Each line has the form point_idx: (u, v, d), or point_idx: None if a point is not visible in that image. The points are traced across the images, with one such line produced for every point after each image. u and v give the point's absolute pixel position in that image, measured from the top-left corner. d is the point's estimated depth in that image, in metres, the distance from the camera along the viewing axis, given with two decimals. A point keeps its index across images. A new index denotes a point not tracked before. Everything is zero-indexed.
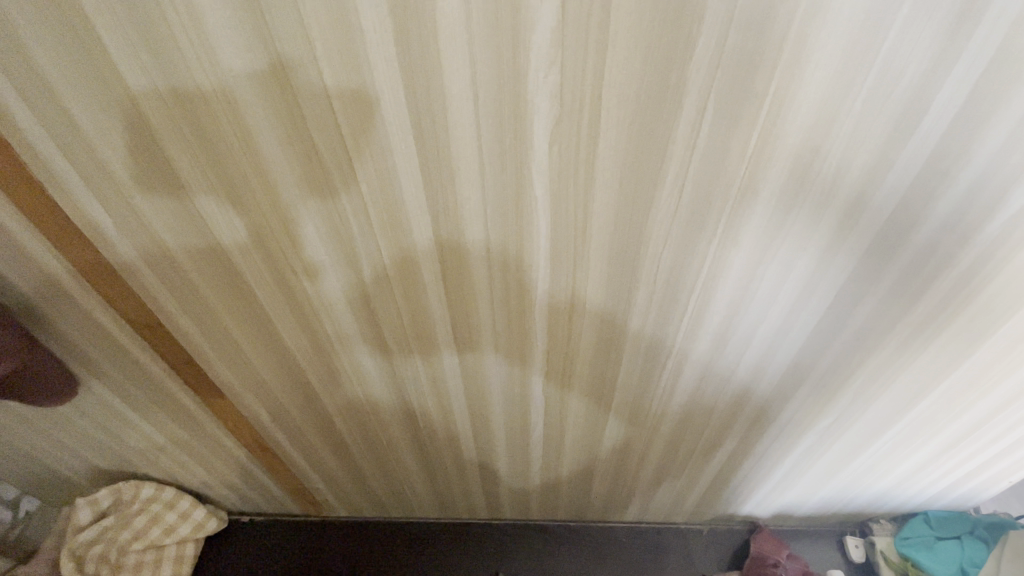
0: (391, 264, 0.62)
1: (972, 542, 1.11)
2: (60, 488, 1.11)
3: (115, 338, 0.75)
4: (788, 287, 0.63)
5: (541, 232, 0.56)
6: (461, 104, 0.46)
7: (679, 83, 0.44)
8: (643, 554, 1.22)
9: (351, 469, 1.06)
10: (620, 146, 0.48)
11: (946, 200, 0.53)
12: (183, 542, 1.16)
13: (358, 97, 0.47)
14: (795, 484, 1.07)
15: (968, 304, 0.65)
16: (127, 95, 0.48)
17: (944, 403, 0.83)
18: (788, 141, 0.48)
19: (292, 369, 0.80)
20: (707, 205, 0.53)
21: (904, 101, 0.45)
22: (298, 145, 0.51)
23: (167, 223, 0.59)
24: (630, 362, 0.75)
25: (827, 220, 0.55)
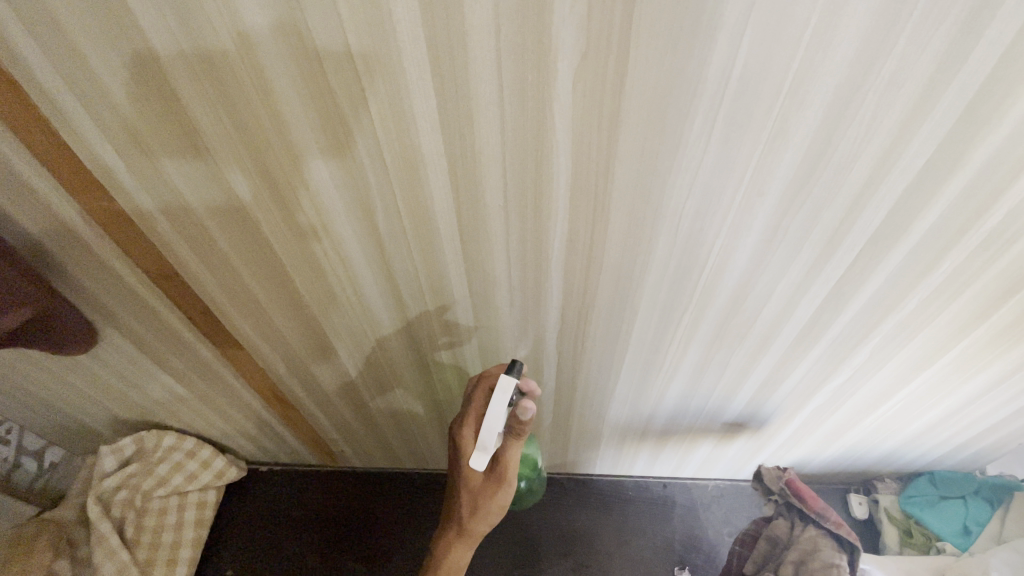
0: (406, 212, 0.61)
1: (977, 502, 1.10)
2: (83, 438, 1.15)
3: (134, 288, 0.76)
4: (813, 240, 0.61)
5: (562, 180, 0.55)
6: (482, 37, 0.44)
7: (713, 15, 0.41)
8: (650, 507, 1.25)
9: (366, 421, 1.08)
10: (647, 86, 0.46)
11: (983, 150, 0.50)
12: (205, 489, 1.20)
13: (373, 31, 0.44)
14: (804, 441, 1.09)
15: (992, 267, 0.63)
16: (137, 32, 0.46)
17: (958, 365, 0.82)
18: (822, 82, 0.45)
19: (308, 320, 0.80)
20: (734, 150, 0.51)
21: (950, 40, 0.42)
22: (311, 85, 0.49)
23: (182, 169, 0.58)
24: (646, 316, 0.75)
25: (858, 169, 0.52)
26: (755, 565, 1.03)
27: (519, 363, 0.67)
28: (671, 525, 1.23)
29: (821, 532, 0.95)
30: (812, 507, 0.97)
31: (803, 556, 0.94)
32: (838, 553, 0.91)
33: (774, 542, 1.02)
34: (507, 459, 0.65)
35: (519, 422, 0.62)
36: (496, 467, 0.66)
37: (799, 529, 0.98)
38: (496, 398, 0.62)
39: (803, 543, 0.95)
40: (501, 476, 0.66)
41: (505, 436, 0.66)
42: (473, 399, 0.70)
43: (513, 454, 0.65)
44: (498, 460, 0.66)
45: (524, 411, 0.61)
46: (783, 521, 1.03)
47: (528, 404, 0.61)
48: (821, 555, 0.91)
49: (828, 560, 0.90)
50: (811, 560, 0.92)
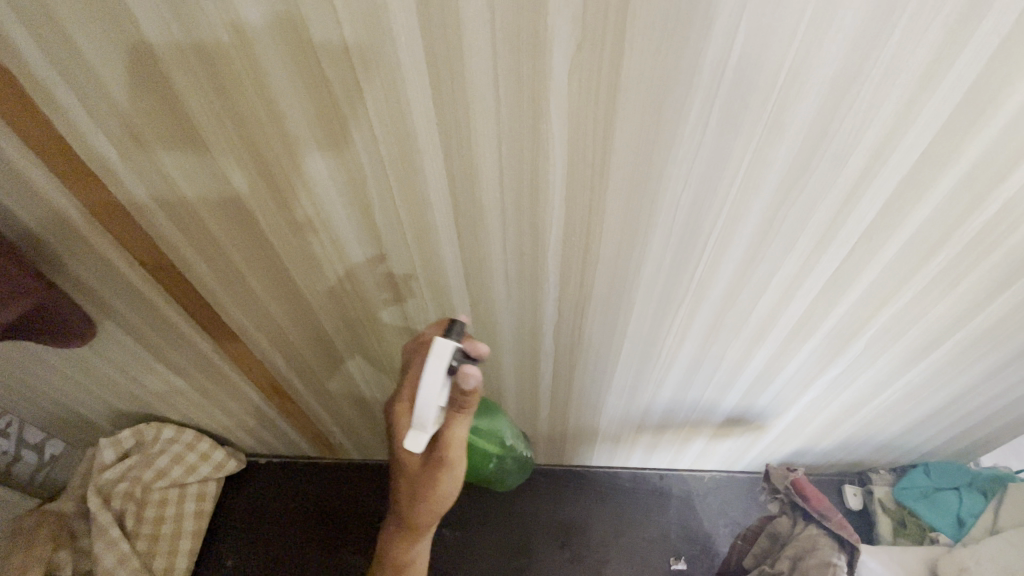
0: (403, 204, 0.61)
1: (970, 494, 1.11)
2: (82, 431, 1.15)
3: (131, 281, 0.76)
4: (809, 232, 0.61)
5: (558, 172, 0.55)
6: (477, 29, 0.44)
7: (709, 6, 0.41)
8: (646, 498, 1.26)
9: (364, 414, 1.09)
10: (643, 78, 0.46)
11: (979, 140, 0.50)
12: (205, 481, 1.21)
13: (369, 22, 0.44)
14: (800, 433, 1.09)
15: (987, 258, 0.63)
16: (132, 22, 0.46)
17: (953, 355, 0.83)
18: (819, 72, 0.45)
19: (306, 313, 0.81)
20: (730, 142, 0.51)
21: (946, 30, 0.42)
22: (308, 76, 0.49)
23: (178, 161, 0.58)
24: (642, 307, 0.75)
25: (854, 161, 0.53)
26: (755, 559, 1.05)
27: (458, 323, 0.63)
28: (667, 517, 1.24)
29: (822, 531, 0.97)
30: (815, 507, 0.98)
31: (801, 553, 0.96)
32: (834, 552, 0.93)
33: (774, 538, 1.04)
34: (451, 437, 0.59)
35: (461, 392, 0.57)
36: (439, 447, 0.60)
37: (799, 527, 1.00)
38: (434, 366, 0.56)
39: (802, 540, 0.97)
40: (445, 458, 0.60)
41: (446, 412, 0.60)
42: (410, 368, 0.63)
43: (456, 432, 0.59)
44: (440, 440, 0.60)
45: (466, 377, 0.55)
46: (786, 518, 1.04)
47: (470, 371, 0.56)
48: (818, 552, 0.94)
49: (825, 559, 0.93)
50: (808, 556, 0.95)
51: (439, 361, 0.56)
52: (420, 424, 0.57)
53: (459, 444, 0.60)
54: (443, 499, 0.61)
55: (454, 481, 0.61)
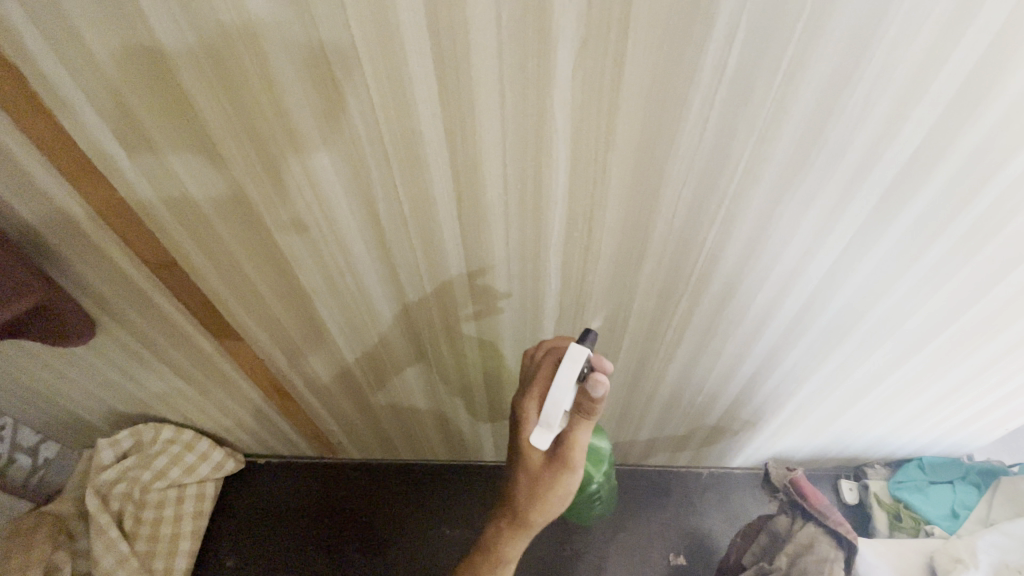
0: (407, 200, 0.61)
1: (964, 487, 1.14)
2: (79, 431, 1.15)
3: (133, 278, 0.76)
4: (806, 227, 0.62)
5: (561, 168, 0.56)
6: (483, 25, 0.44)
7: (711, 3, 0.42)
8: (645, 494, 1.27)
9: (364, 413, 1.09)
10: (646, 74, 0.47)
11: (971, 137, 0.51)
12: (203, 481, 1.21)
13: (376, 18, 0.45)
14: (797, 428, 1.10)
15: (979, 252, 0.64)
16: (140, 18, 0.46)
17: (946, 350, 0.84)
18: (817, 70, 0.46)
19: (308, 311, 0.81)
20: (730, 137, 0.52)
21: (940, 28, 0.43)
22: (314, 72, 0.49)
23: (182, 157, 0.58)
24: (642, 304, 0.76)
25: (851, 155, 0.53)
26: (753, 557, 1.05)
27: (591, 330, 0.63)
28: (666, 513, 1.25)
29: (820, 529, 1.00)
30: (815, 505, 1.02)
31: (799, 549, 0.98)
32: (833, 550, 0.96)
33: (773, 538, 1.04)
34: (575, 440, 0.61)
35: (588, 399, 0.58)
36: (563, 447, 0.62)
37: (798, 525, 1.02)
38: (567, 370, 0.58)
39: (801, 537, 0.99)
40: (568, 458, 0.62)
41: (572, 415, 0.61)
42: (540, 369, 0.64)
43: (580, 434, 0.61)
44: (565, 441, 0.62)
45: (597, 387, 0.56)
46: (784, 517, 1.06)
47: (601, 380, 0.56)
48: (818, 549, 0.96)
49: (824, 555, 0.96)
50: (808, 553, 0.97)
51: (573, 367, 0.58)
52: (546, 425, 0.59)
53: (582, 446, 0.62)
54: (565, 494, 0.64)
55: (575, 478, 0.64)
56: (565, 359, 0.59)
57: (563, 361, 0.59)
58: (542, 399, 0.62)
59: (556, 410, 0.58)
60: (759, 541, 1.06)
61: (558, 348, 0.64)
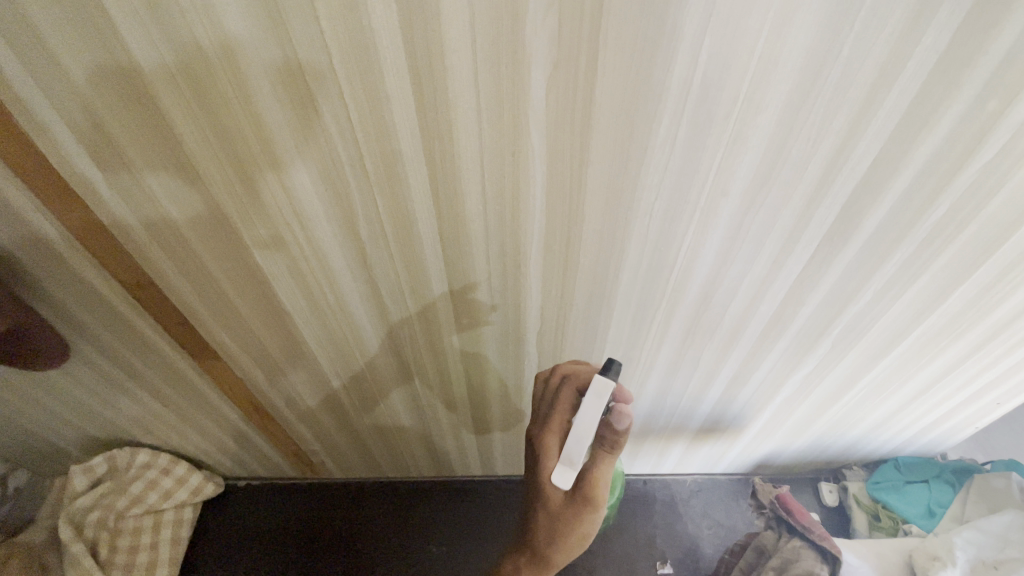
0: (387, 218, 0.62)
1: (939, 486, 1.17)
2: (51, 458, 1.11)
3: (108, 300, 0.75)
4: (775, 236, 0.64)
5: (538, 183, 0.57)
6: (459, 47, 0.46)
7: (675, 25, 0.44)
8: (632, 503, 1.28)
9: (347, 431, 1.08)
10: (616, 93, 0.49)
11: (924, 148, 0.54)
12: (181, 506, 1.18)
13: (354, 41, 0.46)
14: (776, 433, 1.12)
15: (939, 256, 0.68)
16: (118, 40, 0.47)
17: (915, 351, 0.87)
18: (777, 89, 0.49)
19: (288, 329, 0.80)
20: (698, 152, 0.54)
21: (889, 47, 0.46)
22: (292, 93, 0.50)
23: (161, 179, 0.58)
24: (622, 314, 0.77)
25: (812, 169, 0.56)
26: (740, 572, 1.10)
27: (613, 362, 0.63)
28: (652, 522, 1.26)
29: (805, 544, 1.05)
30: (799, 521, 1.09)
31: (785, 563, 1.04)
32: (817, 563, 1.01)
33: (760, 551, 1.11)
34: (597, 476, 0.61)
35: (612, 431, 0.60)
36: (585, 486, 0.61)
37: (784, 539, 1.09)
38: (592, 404, 0.60)
39: (786, 552, 1.05)
40: (590, 496, 0.61)
41: (594, 451, 0.63)
42: (561, 402, 0.66)
43: (602, 470, 0.61)
44: (587, 478, 0.61)
45: (622, 418, 0.59)
46: (771, 533, 1.13)
47: (624, 412, 0.60)
48: (802, 563, 1.01)
49: (810, 569, 1.00)
50: (792, 567, 1.02)
51: (598, 400, 0.60)
52: (568, 461, 0.61)
53: (603, 485, 0.62)
54: (583, 535, 0.63)
55: (594, 518, 0.63)
56: (589, 393, 0.61)
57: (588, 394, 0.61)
58: (562, 434, 0.64)
59: (578, 447, 0.60)
60: (747, 555, 1.12)
61: (580, 381, 0.67)
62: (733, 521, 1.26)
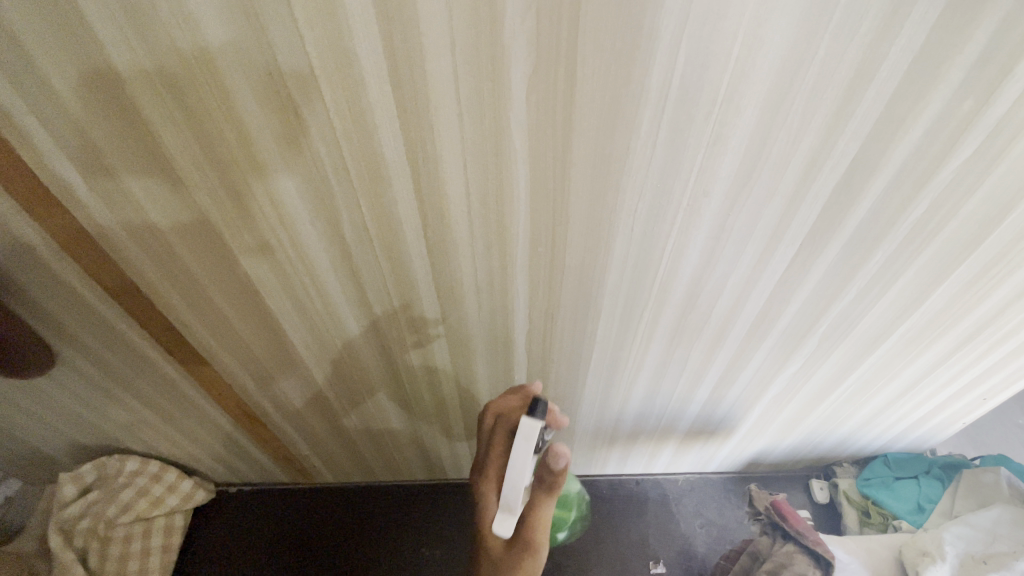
0: (372, 221, 0.62)
1: (929, 480, 1.17)
2: (39, 467, 1.10)
3: (93, 306, 0.75)
4: (757, 236, 0.65)
5: (521, 185, 0.57)
6: (438, 51, 0.46)
7: (654, 27, 0.45)
8: (625, 503, 1.29)
9: (338, 435, 1.07)
10: (596, 95, 0.49)
11: (902, 147, 0.55)
12: (172, 513, 1.17)
13: (333, 45, 0.46)
14: (766, 431, 1.13)
15: (921, 253, 0.68)
16: (96, 47, 0.46)
17: (900, 348, 0.88)
18: (755, 90, 0.49)
19: (276, 334, 0.80)
20: (679, 153, 0.54)
21: (864, 48, 0.47)
22: (273, 97, 0.50)
23: (143, 184, 0.58)
24: (609, 315, 0.77)
25: (793, 168, 0.57)
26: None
27: (540, 401, 0.63)
28: (644, 522, 1.26)
29: (798, 549, 1.03)
30: (793, 525, 1.07)
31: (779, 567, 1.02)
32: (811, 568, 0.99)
33: (754, 557, 1.08)
34: (538, 516, 0.63)
35: (549, 471, 0.61)
36: (526, 529, 0.62)
37: (779, 545, 1.07)
38: (523, 449, 0.60)
39: (780, 556, 1.03)
40: (532, 540, 0.61)
41: (533, 491, 0.64)
42: (496, 445, 0.66)
43: (542, 510, 0.63)
44: (528, 520, 0.62)
45: (558, 458, 0.60)
46: (766, 538, 1.11)
47: (559, 451, 0.60)
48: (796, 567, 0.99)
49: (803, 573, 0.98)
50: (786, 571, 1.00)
51: (528, 445, 0.59)
52: (507, 508, 0.61)
53: (544, 524, 0.63)
54: None
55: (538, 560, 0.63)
56: (518, 437, 0.60)
57: (517, 439, 0.60)
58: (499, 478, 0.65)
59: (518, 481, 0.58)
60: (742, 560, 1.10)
61: (511, 421, 0.67)
62: (726, 520, 1.26)
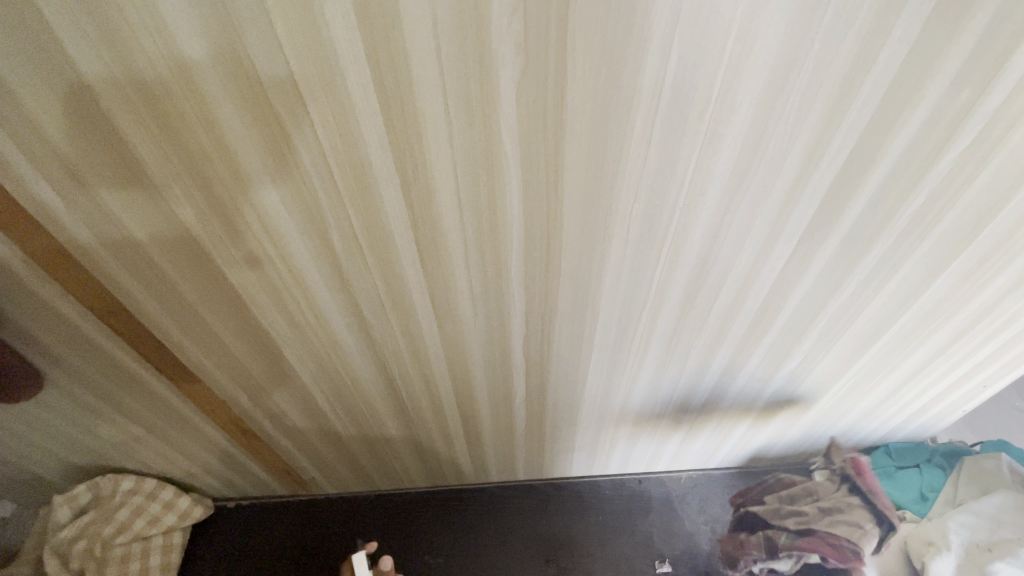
0: (362, 230, 0.61)
1: (930, 469, 1.12)
2: (32, 490, 1.09)
3: (79, 328, 0.73)
4: (755, 233, 0.64)
5: (513, 190, 0.56)
6: (425, 57, 0.45)
7: (644, 27, 0.44)
8: (629, 503, 1.28)
9: (336, 446, 1.06)
10: (587, 97, 0.48)
11: (900, 138, 0.54)
12: (170, 531, 1.15)
13: (314, 53, 0.44)
14: (769, 425, 1.12)
15: (920, 245, 0.68)
16: (67, 63, 0.45)
17: (901, 338, 0.87)
18: (750, 87, 0.48)
19: (269, 348, 0.78)
20: (673, 154, 0.54)
21: (860, 40, 0.45)
22: (254, 108, 0.48)
23: (123, 202, 0.57)
24: (606, 319, 0.77)
25: (789, 165, 0.56)
26: (780, 498, 1.12)
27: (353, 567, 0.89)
28: (648, 521, 1.25)
29: (860, 503, 1.05)
30: (867, 483, 1.07)
31: (831, 508, 1.05)
32: (868, 522, 1.02)
33: (808, 491, 1.10)
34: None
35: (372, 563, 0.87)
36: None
37: (839, 492, 1.09)
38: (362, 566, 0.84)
39: (838, 500, 1.06)
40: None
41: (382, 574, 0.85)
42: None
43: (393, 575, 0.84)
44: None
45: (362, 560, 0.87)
46: (831, 483, 1.11)
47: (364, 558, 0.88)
48: (852, 514, 1.03)
49: (858, 523, 1.02)
50: (840, 514, 1.04)
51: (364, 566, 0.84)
52: None
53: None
54: None
55: None
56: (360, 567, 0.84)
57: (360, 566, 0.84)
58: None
59: None
60: (794, 490, 1.12)
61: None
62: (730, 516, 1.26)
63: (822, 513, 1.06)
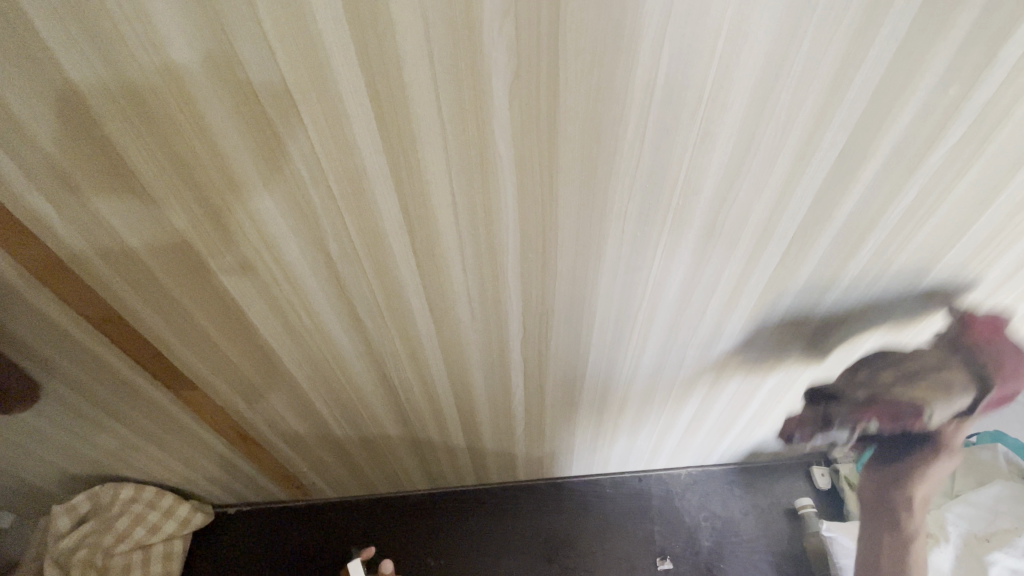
0: (357, 234, 0.61)
1: None
2: (31, 500, 1.08)
3: (75, 337, 0.73)
4: (749, 230, 0.64)
5: (508, 192, 0.56)
6: (417, 61, 0.45)
7: (635, 28, 0.44)
8: (629, 501, 1.28)
9: (335, 450, 1.06)
10: (579, 97, 0.48)
11: (892, 133, 0.55)
12: (170, 539, 1.15)
13: (306, 58, 0.44)
14: (767, 421, 1.13)
15: (913, 238, 0.68)
16: (60, 74, 0.45)
17: (896, 332, 0.88)
18: (741, 85, 0.48)
19: (266, 353, 0.78)
20: (666, 153, 0.54)
21: (849, 36, 0.46)
22: (247, 114, 0.48)
23: (118, 211, 0.56)
24: (603, 317, 0.77)
25: (782, 161, 0.56)
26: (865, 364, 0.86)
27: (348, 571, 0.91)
28: (649, 518, 1.26)
29: (958, 364, 0.74)
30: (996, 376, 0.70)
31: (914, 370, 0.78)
32: (958, 387, 0.73)
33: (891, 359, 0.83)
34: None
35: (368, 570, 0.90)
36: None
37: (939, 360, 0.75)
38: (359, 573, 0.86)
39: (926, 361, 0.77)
40: None
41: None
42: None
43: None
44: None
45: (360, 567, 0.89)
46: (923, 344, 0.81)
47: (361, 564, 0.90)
48: (930, 370, 0.75)
49: (944, 384, 0.73)
50: (922, 374, 0.76)
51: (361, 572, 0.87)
52: None
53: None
54: None
55: None
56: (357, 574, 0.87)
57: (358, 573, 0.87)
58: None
59: None
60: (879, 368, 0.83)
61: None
62: (729, 512, 1.26)
63: (905, 379, 0.78)
